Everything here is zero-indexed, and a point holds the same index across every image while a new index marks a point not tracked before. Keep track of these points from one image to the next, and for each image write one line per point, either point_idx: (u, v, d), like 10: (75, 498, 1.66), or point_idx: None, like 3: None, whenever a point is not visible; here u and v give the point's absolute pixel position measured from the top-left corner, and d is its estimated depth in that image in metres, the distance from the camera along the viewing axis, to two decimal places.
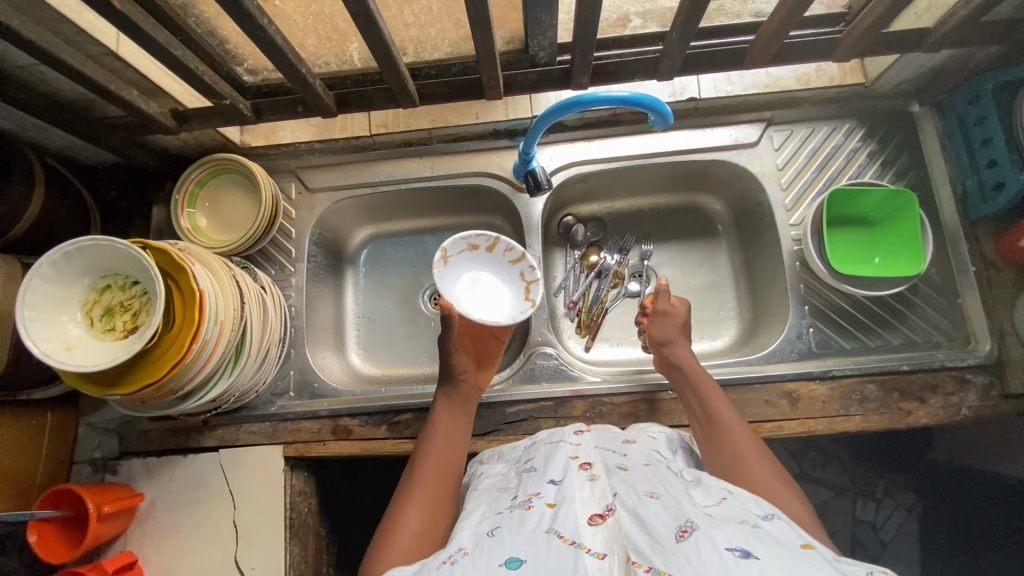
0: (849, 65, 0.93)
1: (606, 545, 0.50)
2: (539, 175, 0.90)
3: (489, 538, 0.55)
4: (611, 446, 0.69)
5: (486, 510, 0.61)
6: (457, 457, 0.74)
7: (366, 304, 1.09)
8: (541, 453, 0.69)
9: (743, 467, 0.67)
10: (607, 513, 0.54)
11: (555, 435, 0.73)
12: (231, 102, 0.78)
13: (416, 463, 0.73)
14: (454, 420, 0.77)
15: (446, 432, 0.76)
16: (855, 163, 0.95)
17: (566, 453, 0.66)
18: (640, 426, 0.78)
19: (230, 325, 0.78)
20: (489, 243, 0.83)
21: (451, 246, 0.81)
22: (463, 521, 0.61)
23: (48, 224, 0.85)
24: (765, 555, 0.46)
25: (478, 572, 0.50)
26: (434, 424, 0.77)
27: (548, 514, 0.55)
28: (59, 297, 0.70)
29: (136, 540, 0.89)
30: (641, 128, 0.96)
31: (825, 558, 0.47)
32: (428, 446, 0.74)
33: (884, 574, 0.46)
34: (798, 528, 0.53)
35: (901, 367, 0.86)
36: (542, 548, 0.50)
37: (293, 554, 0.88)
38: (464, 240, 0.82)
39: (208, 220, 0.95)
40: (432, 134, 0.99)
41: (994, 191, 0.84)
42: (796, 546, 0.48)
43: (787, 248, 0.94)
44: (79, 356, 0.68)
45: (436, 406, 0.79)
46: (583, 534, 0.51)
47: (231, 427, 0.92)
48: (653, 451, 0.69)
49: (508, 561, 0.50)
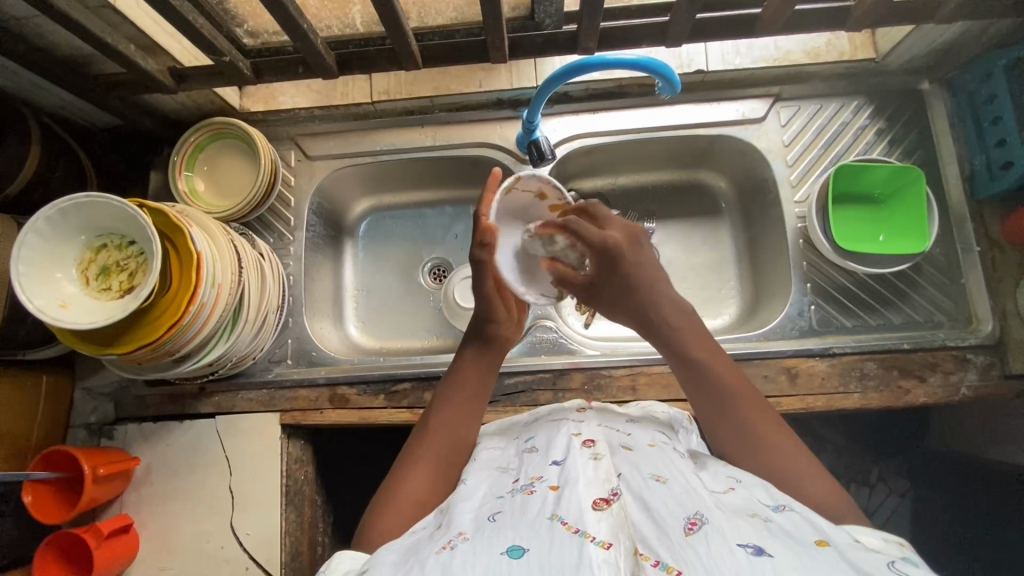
0: (859, 41, 0.91)
1: (612, 533, 0.49)
2: (543, 146, 0.89)
3: (490, 524, 0.53)
4: (615, 425, 0.68)
5: (486, 491, 0.60)
6: (472, 424, 0.71)
7: (365, 276, 1.08)
8: (543, 430, 0.68)
9: (730, 410, 0.65)
10: (611, 497, 0.53)
11: (557, 412, 0.72)
12: (231, 59, 0.76)
13: (428, 425, 0.71)
14: (477, 383, 0.73)
15: (470, 390, 0.72)
16: (862, 141, 0.94)
17: (568, 430, 0.65)
18: (641, 402, 0.78)
19: (227, 289, 0.77)
20: (559, 204, 0.74)
21: (527, 180, 0.69)
22: (462, 500, 0.59)
23: (43, 184, 0.84)
24: (779, 552, 0.45)
25: (478, 560, 0.48)
26: (453, 384, 0.73)
27: (551, 498, 0.54)
28: (52, 254, 0.68)
29: (132, 504, 0.89)
30: (646, 101, 0.95)
31: (840, 558, 0.45)
32: (444, 407, 0.71)
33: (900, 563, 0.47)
34: (812, 519, 0.51)
35: (901, 346, 0.86)
36: (544, 537, 0.49)
37: (289, 521, 0.88)
38: (541, 183, 0.71)
39: (206, 183, 0.94)
40: (434, 103, 0.97)
41: (1001, 169, 0.83)
42: (810, 543, 0.47)
43: (791, 225, 0.93)
44: (75, 314, 0.67)
45: (465, 353, 0.75)
46: (587, 521, 0.50)
47: (228, 393, 0.92)
48: (656, 433, 0.68)
49: (510, 550, 0.48)
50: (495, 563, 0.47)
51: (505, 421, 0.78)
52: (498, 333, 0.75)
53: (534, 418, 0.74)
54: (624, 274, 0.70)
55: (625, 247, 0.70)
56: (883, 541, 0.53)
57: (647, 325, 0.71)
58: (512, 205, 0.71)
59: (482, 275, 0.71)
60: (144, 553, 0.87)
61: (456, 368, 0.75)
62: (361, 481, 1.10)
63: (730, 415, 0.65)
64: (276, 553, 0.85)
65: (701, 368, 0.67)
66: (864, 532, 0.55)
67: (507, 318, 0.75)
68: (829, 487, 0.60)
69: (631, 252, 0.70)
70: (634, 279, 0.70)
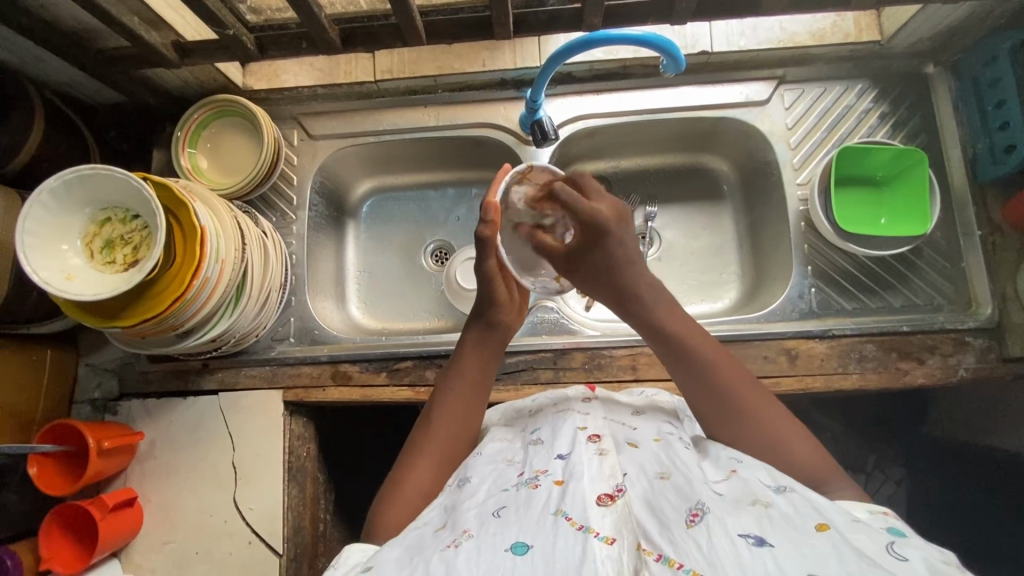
0: (865, 23, 0.91)
1: (615, 529, 0.49)
2: (546, 125, 0.89)
3: (494, 519, 0.53)
4: (619, 419, 0.68)
5: (490, 485, 0.60)
6: (474, 413, 0.71)
7: (366, 258, 1.08)
8: (548, 422, 0.67)
9: (710, 384, 0.65)
10: (616, 493, 0.53)
11: (561, 403, 0.71)
12: (235, 32, 0.76)
13: (430, 416, 0.70)
14: (480, 372, 0.73)
15: (470, 378, 0.72)
16: (866, 125, 0.94)
17: (574, 422, 0.64)
18: (644, 392, 0.77)
19: (231, 264, 0.77)
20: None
21: (540, 169, 0.74)
22: (468, 497, 0.59)
23: (47, 158, 0.84)
24: (779, 542, 0.46)
25: (482, 559, 0.48)
26: (455, 374, 0.73)
27: (556, 492, 0.54)
28: (57, 225, 0.69)
29: (136, 478, 0.90)
30: (649, 82, 0.95)
31: (841, 540, 0.45)
32: (445, 397, 0.71)
33: (903, 543, 0.48)
34: (812, 499, 0.51)
35: (901, 328, 0.86)
36: (548, 534, 0.49)
37: (291, 497, 0.89)
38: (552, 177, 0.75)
39: (209, 161, 0.94)
40: (437, 83, 0.97)
41: (1004, 153, 0.84)
42: (810, 529, 0.47)
43: (793, 208, 0.94)
44: (80, 285, 0.67)
45: (465, 340, 0.75)
46: (591, 517, 0.50)
47: (231, 370, 0.92)
48: (661, 424, 0.67)
49: (514, 547, 0.49)
50: (499, 559, 0.48)
51: (509, 409, 0.78)
52: (500, 319, 0.75)
53: (538, 407, 0.74)
54: (608, 253, 0.69)
55: (614, 224, 0.68)
56: (869, 513, 0.54)
57: (623, 300, 0.70)
58: (520, 195, 0.76)
59: (487, 253, 0.72)
60: (148, 526, 0.88)
61: (457, 357, 0.74)
62: (360, 461, 1.11)
63: (711, 390, 0.65)
64: (279, 527, 0.86)
65: (682, 344, 0.67)
66: (851, 504, 0.56)
67: (509, 305, 0.75)
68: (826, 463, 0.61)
69: (618, 227, 0.68)
70: (616, 258, 0.69)
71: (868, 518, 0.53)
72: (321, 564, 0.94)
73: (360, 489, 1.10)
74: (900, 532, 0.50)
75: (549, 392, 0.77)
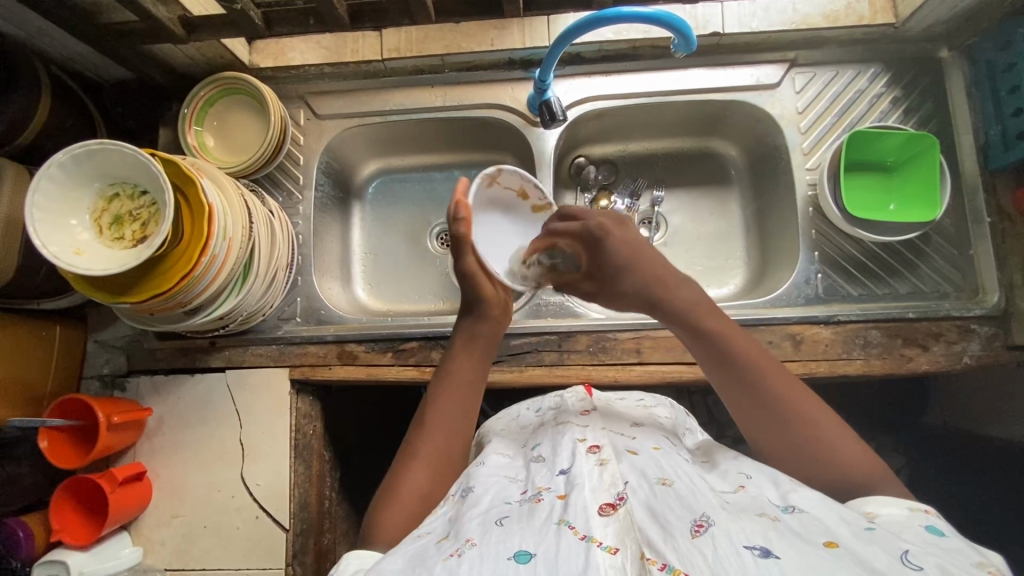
0: (880, 5, 0.90)
1: (618, 538, 0.48)
2: (554, 107, 0.88)
3: (497, 529, 0.53)
4: (620, 429, 0.68)
5: (493, 498, 0.60)
6: (468, 416, 0.72)
7: (372, 240, 1.08)
8: (548, 438, 0.68)
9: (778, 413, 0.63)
10: (618, 502, 0.53)
11: (561, 416, 0.73)
12: (242, 7, 0.75)
13: (427, 412, 0.71)
14: (473, 371, 0.74)
15: (461, 375, 0.74)
16: (878, 110, 0.93)
17: (573, 436, 0.65)
18: (645, 402, 0.78)
19: (238, 244, 0.77)
20: (540, 204, 0.82)
21: (508, 175, 0.78)
22: (470, 507, 0.59)
23: (54, 135, 0.84)
24: (785, 553, 0.44)
25: (485, 565, 0.47)
26: (449, 373, 0.74)
27: (559, 505, 0.54)
28: (67, 201, 0.69)
29: (145, 453, 0.91)
30: (658, 63, 0.94)
31: (851, 559, 0.44)
32: (440, 394, 0.72)
33: (917, 552, 0.46)
34: (822, 518, 0.50)
35: (907, 316, 0.86)
36: (551, 542, 0.49)
37: (296, 473, 0.90)
38: (522, 180, 0.79)
39: (215, 139, 0.94)
40: (445, 61, 0.96)
41: (1016, 139, 0.83)
42: (818, 544, 0.46)
43: (801, 193, 0.93)
44: (89, 261, 0.68)
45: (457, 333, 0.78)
46: (593, 527, 0.50)
47: (238, 349, 0.93)
48: (661, 437, 0.67)
49: (517, 555, 0.48)
50: (503, 568, 0.47)
51: (513, 421, 0.80)
52: (489, 314, 0.77)
53: (540, 423, 0.75)
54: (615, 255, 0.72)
55: (612, 230, 0.73)
56: (908, 511, 0.54)
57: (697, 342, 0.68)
58: (489, 194, 0.79)
59: (464, 252, 0.77)
60: (157, 501, 0.90)
61: (451, 355, 0.76)
62: (363, 441, 1.11)
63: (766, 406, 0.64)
64: (285, 503, 0.88)
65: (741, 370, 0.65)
66: (888, 501, 0.55)
67: (496, 300, 0.77)
68: (825, 454, 0.61)
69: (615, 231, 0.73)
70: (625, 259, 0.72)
71: (906, 515, 0.54)
72: (327, 540, 0.95)
73: (364, 469, 1.11)
74: (939, 530, 0.51)
75: (552, 403, 0.79)
